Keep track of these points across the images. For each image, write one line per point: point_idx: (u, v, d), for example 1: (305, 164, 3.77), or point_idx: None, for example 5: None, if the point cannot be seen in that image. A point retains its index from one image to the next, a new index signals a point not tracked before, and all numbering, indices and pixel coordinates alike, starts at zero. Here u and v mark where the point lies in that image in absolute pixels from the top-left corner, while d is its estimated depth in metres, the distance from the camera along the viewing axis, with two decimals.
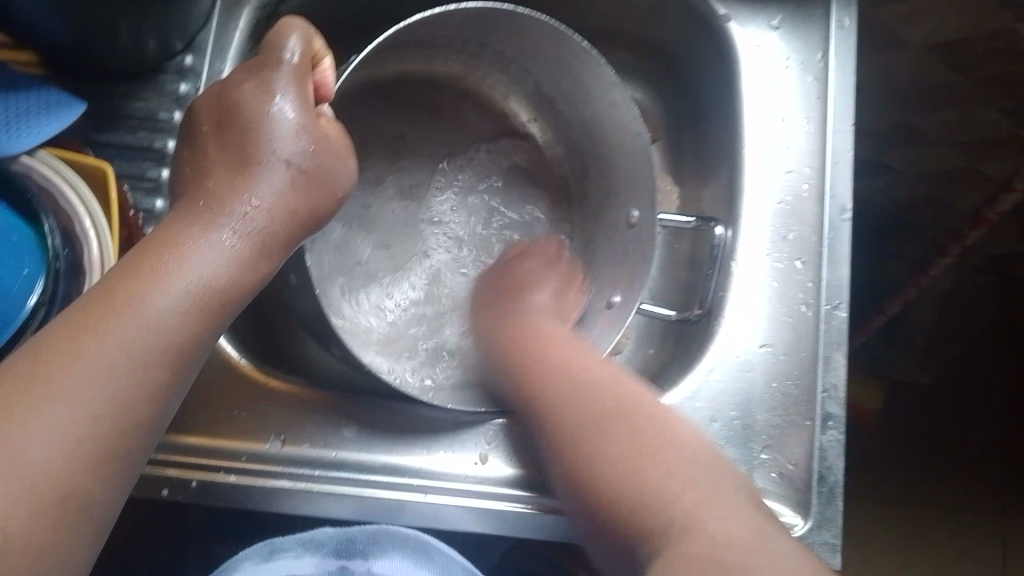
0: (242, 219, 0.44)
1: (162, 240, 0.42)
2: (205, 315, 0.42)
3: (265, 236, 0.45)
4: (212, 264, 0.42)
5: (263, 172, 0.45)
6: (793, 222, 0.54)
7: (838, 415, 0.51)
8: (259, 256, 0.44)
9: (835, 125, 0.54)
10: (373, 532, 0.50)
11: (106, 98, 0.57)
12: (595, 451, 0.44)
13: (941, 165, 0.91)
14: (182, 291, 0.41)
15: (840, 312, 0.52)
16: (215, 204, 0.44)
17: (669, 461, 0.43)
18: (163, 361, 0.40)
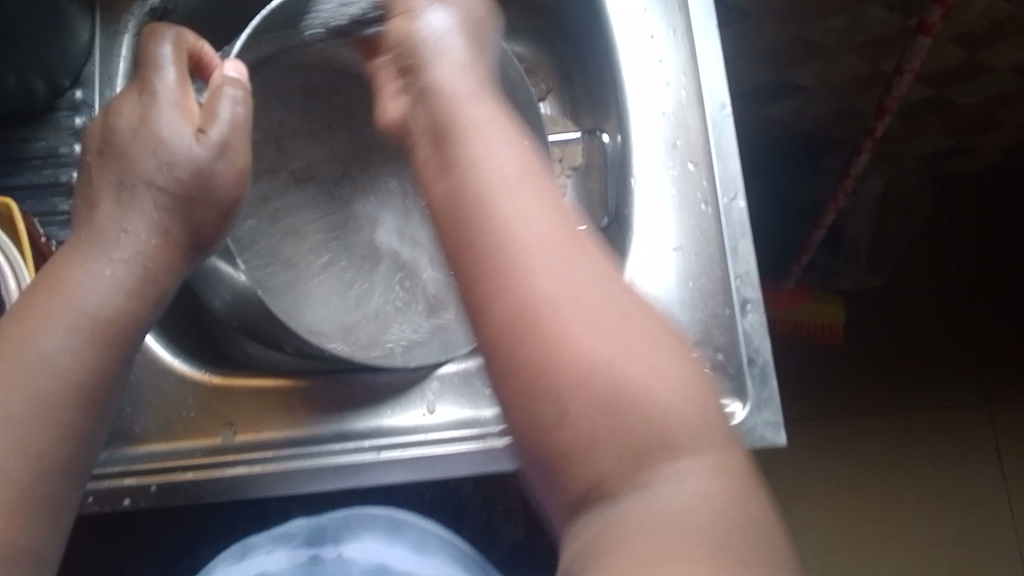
0: (121, 246, 0.44)
1: (50, 274, 0.43)
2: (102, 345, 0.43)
3: (149, 261, 0.44)
4: (102, 296, 0.43)
5: (131, 198, 0.44)
6: (680, 130, 0.56)
7: (756, 298, 0.52)
8: (147, 282, 0.44)
9: (698, 33, 0.57)
10: (341, 519, 0.52)
11: (5, 144, 0.59)
12: (537, 341, 0.38)
13: (844, 71, 0.94)
14: (74, 328, 0.42)
15: (738, 202, 0.53)
16: (94, 234, 0.44)
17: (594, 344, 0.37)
18: (69, 403, 0.42)
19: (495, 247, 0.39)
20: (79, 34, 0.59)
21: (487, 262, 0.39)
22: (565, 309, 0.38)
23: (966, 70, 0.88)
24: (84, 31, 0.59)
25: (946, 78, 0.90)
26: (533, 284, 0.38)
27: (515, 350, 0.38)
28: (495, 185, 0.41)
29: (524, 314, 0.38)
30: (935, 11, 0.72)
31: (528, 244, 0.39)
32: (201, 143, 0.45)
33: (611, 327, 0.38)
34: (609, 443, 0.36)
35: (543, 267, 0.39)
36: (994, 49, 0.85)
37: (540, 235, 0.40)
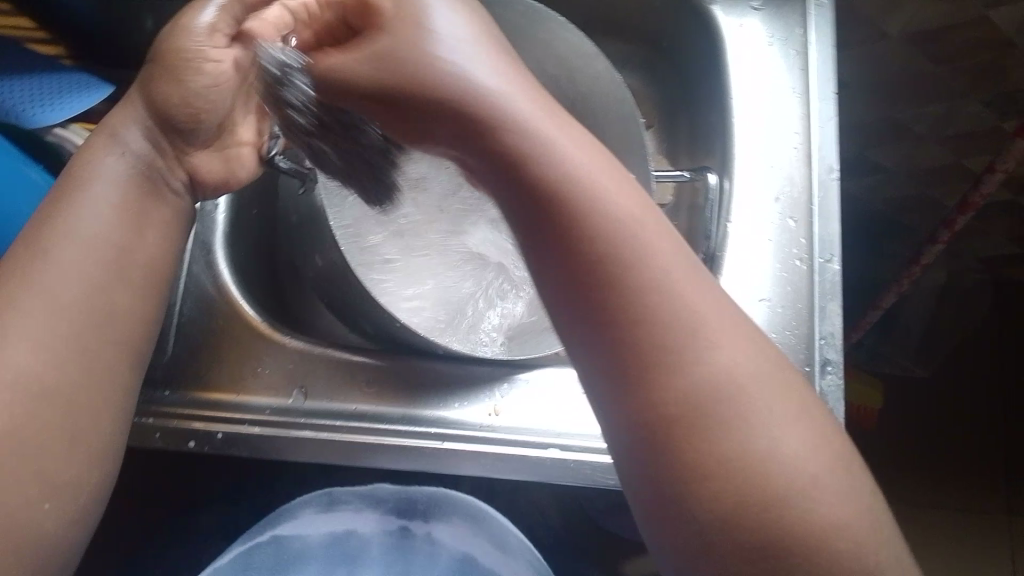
0: (122, 141, 0.48)
1: (73, 168, 0.47)
2: (138, 223, 0.47)
3: (167, 142, 0.49)
4: (116, 172, 0.47)
5: (126, 108, 0.48)
6: (786, 185, 0.57)
7: (837, 360, 0.53)
8: (161, 160, 0.49)
9: (817, 95, 0.58)
10: (432, 497, 0.55)
11: (134, 85, 0.61)
12: (667, 357, 0.36)
13: (928, 159, 0.94)
14: (107, 202, 0.46)
15: (832, 264, 0.54)
16: (106, 132, 0.48)
17: (731, 371, 0.36)
18: (110, 262, 0.45)
19: (602, 232, 0.37)
20: None
21: (596, 250, 0.37)
22: (706, 315, 0.37)
23: None
24: None
25: None
26: (670, 287, 0.37)
27: (637, 331, 0.36)
28: (626, 217, 0.38)
29: (644, 284, 0.36)
30: None
31: (670, 269, 0.37)
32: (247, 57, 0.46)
33: (738, 343, 0.37)
34: (737, 462, 0.35)
35: (670, 278, 0.37)
36: None
37: (667, 247, 0.38)
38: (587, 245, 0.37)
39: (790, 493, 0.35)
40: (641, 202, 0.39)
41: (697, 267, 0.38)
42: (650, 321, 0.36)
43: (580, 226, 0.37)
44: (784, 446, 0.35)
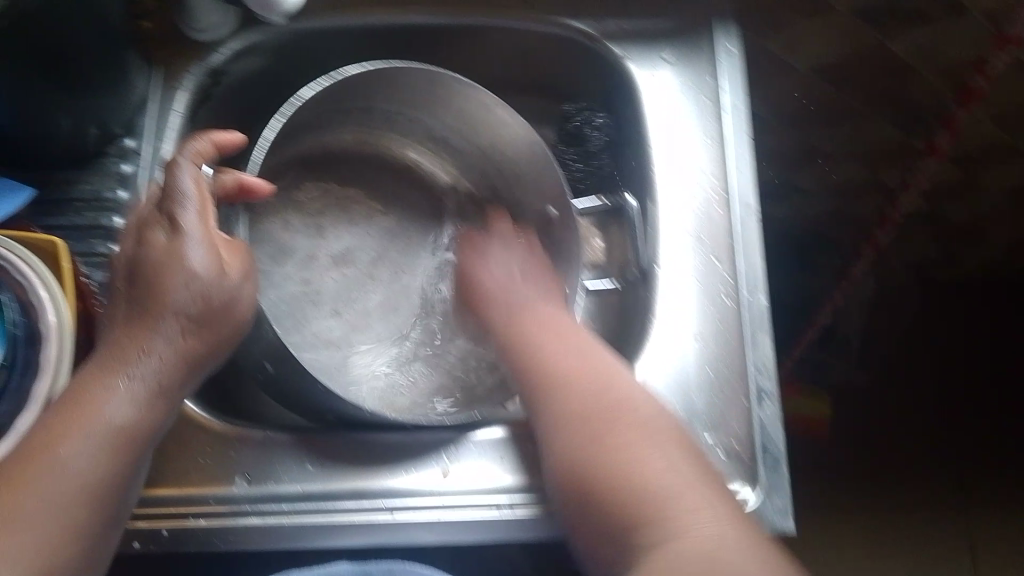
0: (143, 366, 0.47)
1: (73, 396, 0.45)
2: (126, 460, 0.46)
3: (163, 379, 0.48)
4: (121, 409, 0.46)
5: (158, 326, 0.48)
6: (707, 224, 0.58)
7: (772, 390, 0.54)
8: (157, 398, 0.48)
9: (730, 134, 0.62)
10: (388, 570, 0.54)
11: (52, 184, 0.60)
12: (595, 467, 0.47)
13: (847, 181, 0.98)
14: (96, 441, 0.45)
15: (758, 296, 0.56)
16: (110, 355, 0.47)
17: (643, 445, 0.47)
18: (93, 499, 0.44)
19: (572, 384, 0.52)
20: (136, 88, 0.61)
21: (563, 385, 0.52)
22: (649, 428, 0.49)
23: None
24: (141, 85, 0.62)
25: None
26: (637, 420, 0.49)
27: (580, 448, 0.48)
28: (593, 375, 0.52)
29: (608, 413, 0.50)
30: None
31: (631, 405, 0.50)
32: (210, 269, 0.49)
33: (688, 464, 0.47)
34: (630, 497, 0.45)
35: (618, 396, 0.51)
36: None
37: (596, 370, 0.52)
38: (544, 353, 0.55)
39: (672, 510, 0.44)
40: (638, 389, 0.52)
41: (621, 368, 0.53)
42: (579, 414, 0.50)
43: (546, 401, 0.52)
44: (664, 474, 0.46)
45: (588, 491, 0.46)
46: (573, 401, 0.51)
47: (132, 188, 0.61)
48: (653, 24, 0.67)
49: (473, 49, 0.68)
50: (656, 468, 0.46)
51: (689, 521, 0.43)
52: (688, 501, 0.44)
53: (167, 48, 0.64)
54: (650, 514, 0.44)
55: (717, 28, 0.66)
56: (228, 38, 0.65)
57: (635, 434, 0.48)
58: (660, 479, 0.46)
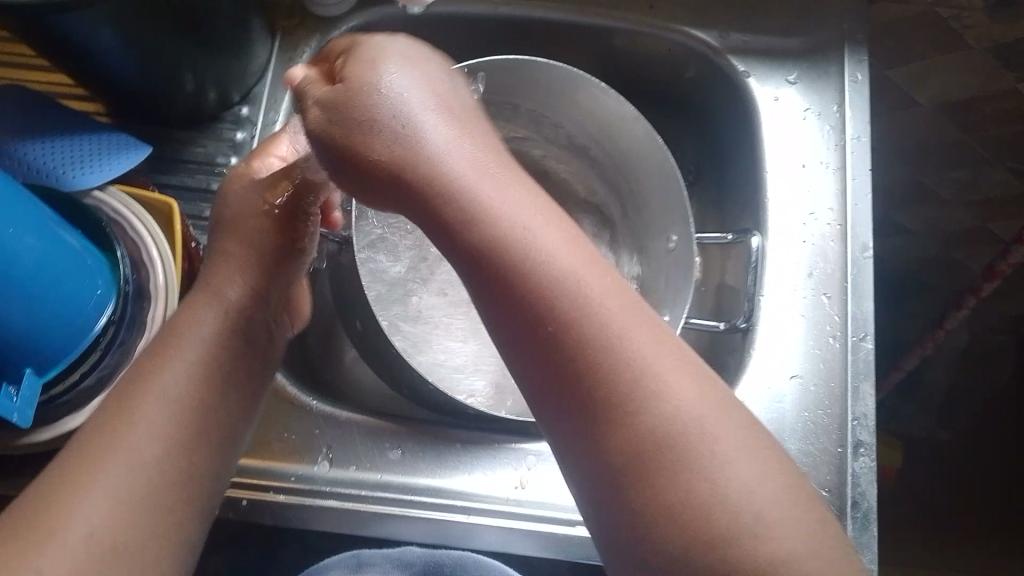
0: (229, 292, 0.48)
1: (172, 321, 0.47)
2: (217, 385, 0.46)
3: (249, 309, 0.49)
4: (205, 334, 0.46)
5: (245, 257, 0.50)
6: (819, 260, 0.56)
7: (870, 442, 0.52)
8: (242, 332, 0.48)
9: (854, 169, 0.58)
10: None
11: (169, 143, 0.61)
12: (622, 423, 0.36)
13: (950, 223, 0.94)
14: (191, 364, 0.45)
15: (866, 343, 0.54)
16: (207, 287, 0.48)
17: (678, 410, 0.36)
18: (189, 424, 0.44)
19: (565, 283, 0.38)
20: (258, 56, 0.62)
21: (542, 305, 0.37)
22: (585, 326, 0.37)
23: None
24: (262, 54, 0.62)
25: None
26: (579, 322, 0.37)
27: (604, 415, 0.36)
28: (581, 287, 0.38)
29: (578, 306, 0.37)
30: None
31: (591, 287, 0.38)
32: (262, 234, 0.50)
33: (670, 378, 0.37)
34: (700, 505, 0.35)
35: (605, 325, 0.37)
36: None
37: (614, 298, 0.38)
38: (538, 258, 0.38)
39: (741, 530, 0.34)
40: (596, 270, 0.39)
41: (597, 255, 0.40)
42: (589, 355, 0.37)
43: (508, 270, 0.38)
44: (730, 483, 0.35)
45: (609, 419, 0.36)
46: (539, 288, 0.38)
47: (243, 155, 0.62)
48: (778, 43, 0.63)
49: (593, 49, 0.66)
50: (663, 413, 0.36)
51: (742, 534, 0.34)
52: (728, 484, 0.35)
53: (290, 20, 0.64)
54: (707, 525, 0.34)
55: (850, 50, 0.61)
56: (350, 15, 0.64)
57: (619, 312, 0.38)
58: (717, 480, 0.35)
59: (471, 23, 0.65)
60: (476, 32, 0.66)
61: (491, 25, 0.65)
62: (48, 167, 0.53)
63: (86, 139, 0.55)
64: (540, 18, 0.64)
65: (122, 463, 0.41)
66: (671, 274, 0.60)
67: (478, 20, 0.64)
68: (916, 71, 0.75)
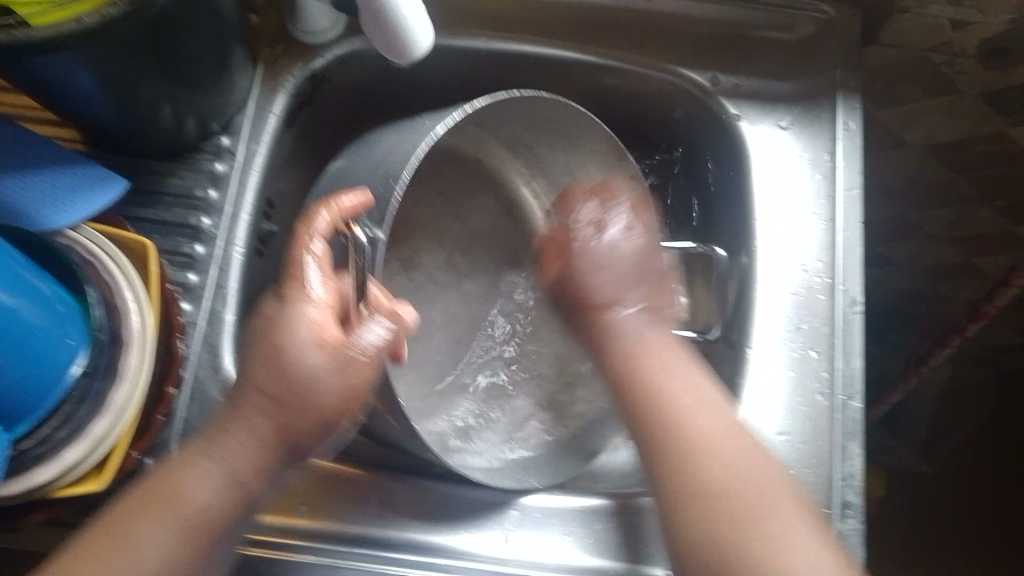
0: (230, 454, 0.45)
1: (161, 476, 0.45)
2: (198, 553, 0.44)
3: (251, 468, 0.45)
4: (202, 493, 0.45)
5: (248, 414, 0.45)
6: (807, 313, 0.55)
7: (855, 503, 0.51)
8: (243, 496, 0.45)
9: (845, 222, 0.57)
10: None
11: (145, 174, 0.59)
12: (682, 451, 0.48)
13: (935, 258, 0.94)
14: (173, 528, 0.44)
15: (854, 402, 0.53)
16: (209, 445, 0.45)
17: (705, 437, 0.48)
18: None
19: (661, 386, 0.50)
20: (239, 85, 0.60)
21: (646, 410, 0.50)
22: (706, 414, 0.49)
23: None
24: (245, 84, 0.61)
25: None
26: (683, 408, 0.49)
27: (657, 417, 0.49)
28: (658, 364, 0.51)
29: (663, 416, 0.49)
30: None
31: (662, 374, 0.51)
32: (322, 356, 0.46)
33: (728, 442, 0.48)
34: (738, 513, 0.45)
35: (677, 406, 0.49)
36: None
37: (700, 408, 0.49)
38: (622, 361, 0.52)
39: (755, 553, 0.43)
40: (681, 351, 0.53)
41: (691, 362, 0.52)
42: (669, 416, 0.49)
43: (626, 385, 0.51)
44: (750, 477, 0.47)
45: (677, 458, 0.47)
46: (660, 362, 0.51)
47: (222, 188, 0.60)
48: (771, 87, 0.62)
49: (583, 85, 0.65)
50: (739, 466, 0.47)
51: (717, 459, 0.47)
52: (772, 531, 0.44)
53: (273, 48, 0.63)
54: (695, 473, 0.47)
55: (843, 97, 0.61)
56: (334, 44, 0.63)
57: (697, 393, 0.50)
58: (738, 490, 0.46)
59: (460, 57, 0.64)
60: (464, 64, 0.64)
61: (480, 58, 0.64)
62: (19, 204, 0.51)
63: (60, 173, 0.53)
64: (529, 53, 0.63)
65: None
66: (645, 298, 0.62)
67: (466, 53, 0.63)
68: (906, 112, 0.74)
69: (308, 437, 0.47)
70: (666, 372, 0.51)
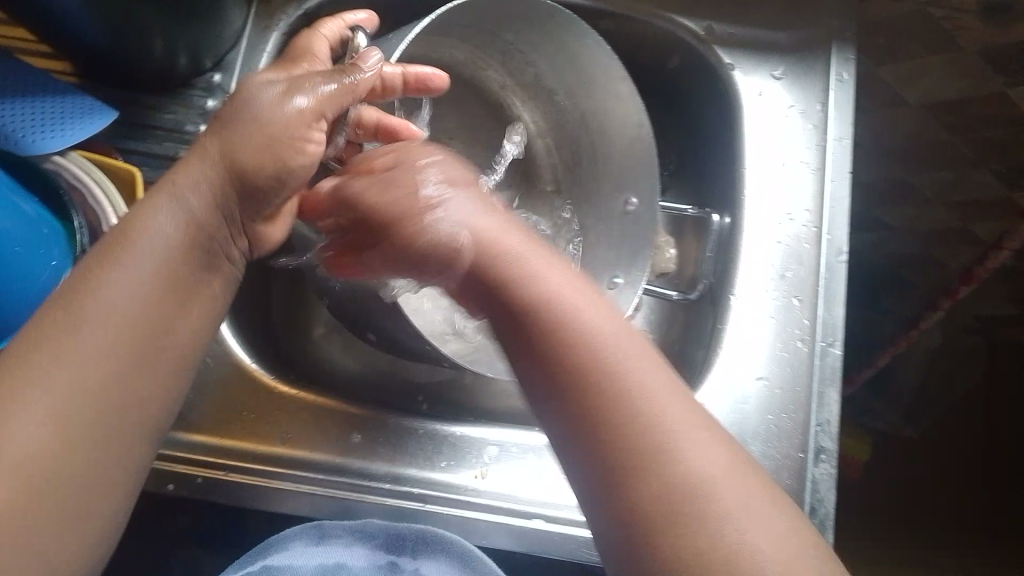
0: (189, 200, 0.42)
1: (123, 225, 0.42)
2: (169, 289, 0.41)
3: (208, 212, 0.42)
4: (164, 232, 0.41)
5: (199, 167, 0.43)
6: (792, 262, 0.56)
7: (831, 449, 0.52)
8: (212, 206, 0.43)
9: (832, 171, 0.57)
10: None
11: (137, 108, 0.60)
12: (608, 413, 0.37)
13: (932, 223, 0.94)
14: (141, 269, 0.40)
15: (833, 349, 0.53)
16: (171, 188, 0.43)
17: (637, 391, 0.38)
18: (134, 341, 0.39)
19: (570, 332, 0.39)
20: (233, 21, 0.60)
21: (575, 363, 0.38)
22: (649, 366, 0.39)
23: None
24: (238, 19, 0.60)
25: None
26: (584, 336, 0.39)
27: (596, 394, 0.37)
28: (593, 332, 0.39)
29: (578, 364, 0.38)
30: None
31: (598, 328, 0.39)
32: (277, 92, 0.44)
33: (640, 379, 0.38)
34: (667, 473, 0.35)
35: (600, 371, 0.38)
36: None
37: (627, 358, 0.39)
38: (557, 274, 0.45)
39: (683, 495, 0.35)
40: (584, 286, 0.42)
41: (632, 332, 0.41)
42: (595, 366, 0.38)
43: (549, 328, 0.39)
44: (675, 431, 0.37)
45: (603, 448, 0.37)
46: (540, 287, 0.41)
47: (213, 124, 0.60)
48: (767, 37, 0.61)
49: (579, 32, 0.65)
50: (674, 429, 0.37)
51: (670, 432, 0.37)
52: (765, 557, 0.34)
53: None
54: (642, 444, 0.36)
55: (837, 50, 0.60)
56: None
57: (631, 354, 0.39)
58: (693, 469, 0.36)
59: None
60: None
61: None
62: (8, 129, 0.51)
63: (49, 101, 0.54)
64: None
65: (76, 352, 0.38)
66: (631, 239, 0.60)
67: None
68: (905, 71, 0.74)
69: (254, 174, 0.43)
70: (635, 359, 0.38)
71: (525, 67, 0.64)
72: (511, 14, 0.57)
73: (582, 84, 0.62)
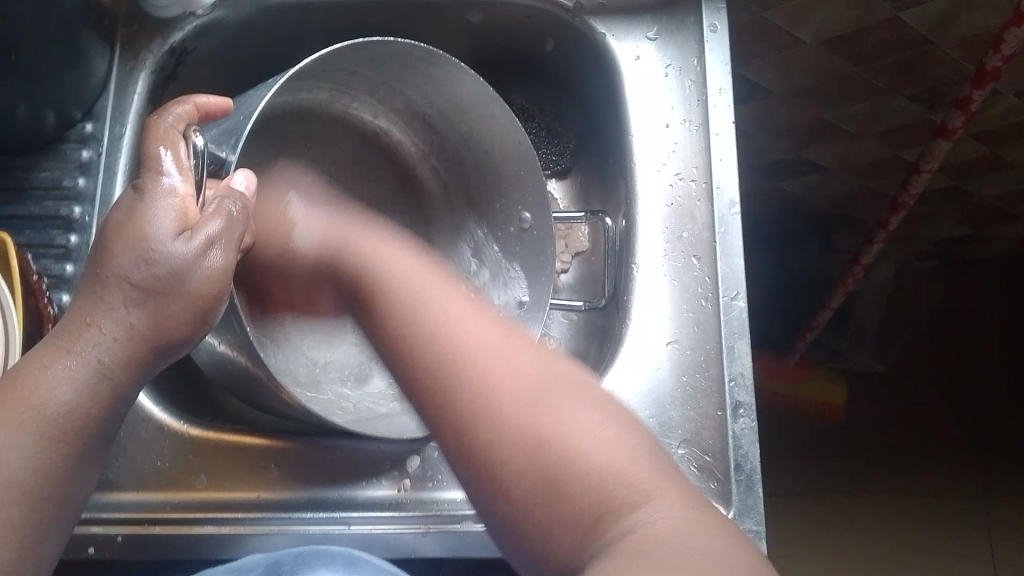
0: (92, 351, 0.41)
1: (15, 375, 0.40)
2: (62, 454, 0.41)
3: (114, 363, 0.41)
4: (61, 391, 0.40)
5: (108, 312, 0.41)
6: (686, 221, 0.55)
7: (749, 402, 0.51)
8: (123, 366, 0.42)
9: (715, 124, 0.56)
10: (299, 553, 0.48)
11: (13, 172, 0.59)
12: (474, 416, 0.37)
13: (864, 157, 0.92)
14: (33, 434, 0.39)
15: (738, 302, 0.52)
16: (66, 332, 0.41)
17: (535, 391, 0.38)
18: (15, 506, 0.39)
19: (455, 343, 0.40)
20: (96, 69, 0.58)
21: (462, 397, 0.38)
22: (521, 383, 0.37)
23: (986, 164, 0.87)
24: (101, 66, 0.58)
25: (966, 170, 0.88)
26: (507, 385, 0.37)
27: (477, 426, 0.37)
28: (484, 370, 0.38)
29: (473, 392, 0.37)
30: (957, 115, 0.70)
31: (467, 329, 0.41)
32: (188, 247, 0.41)
33: (509, 368, 0.38)
34: (572, 470, 0.34)
35: (485, 383, 0.38)
36: (1017, 146, 0.83)
37: (517, 355, 0.39)
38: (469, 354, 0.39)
39: (587, 487, 0.33)
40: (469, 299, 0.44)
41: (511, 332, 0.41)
42: (493, 406, 0.37)
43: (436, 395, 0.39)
44: (588, 440, 0.35)
45: (466, 421, 0.37)
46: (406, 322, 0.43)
47: (90, 175, 0.59)
48: None
49: (452, 26, 0.64)
50: (515, 380, 0.37)
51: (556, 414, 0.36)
52: (606, 461, 0.34)
53: (127, 28, 0.61)
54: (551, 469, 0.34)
55: None
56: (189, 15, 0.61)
57: (491, 357, 0.39)
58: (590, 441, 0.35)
59: (322, 11, 0.63)
60: (330, 18, 0.63)
61: (344, 11, 0.62)
62: None
63: None
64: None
65: None
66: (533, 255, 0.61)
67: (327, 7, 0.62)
68: (799, 12, 0.72)
69: (174, 338, 0.42)
70: (491, 358, 0.38)
71: (395, 96, 0.63)
72: (385, 60, 0.56)
73: (458, 109, 0.60)
